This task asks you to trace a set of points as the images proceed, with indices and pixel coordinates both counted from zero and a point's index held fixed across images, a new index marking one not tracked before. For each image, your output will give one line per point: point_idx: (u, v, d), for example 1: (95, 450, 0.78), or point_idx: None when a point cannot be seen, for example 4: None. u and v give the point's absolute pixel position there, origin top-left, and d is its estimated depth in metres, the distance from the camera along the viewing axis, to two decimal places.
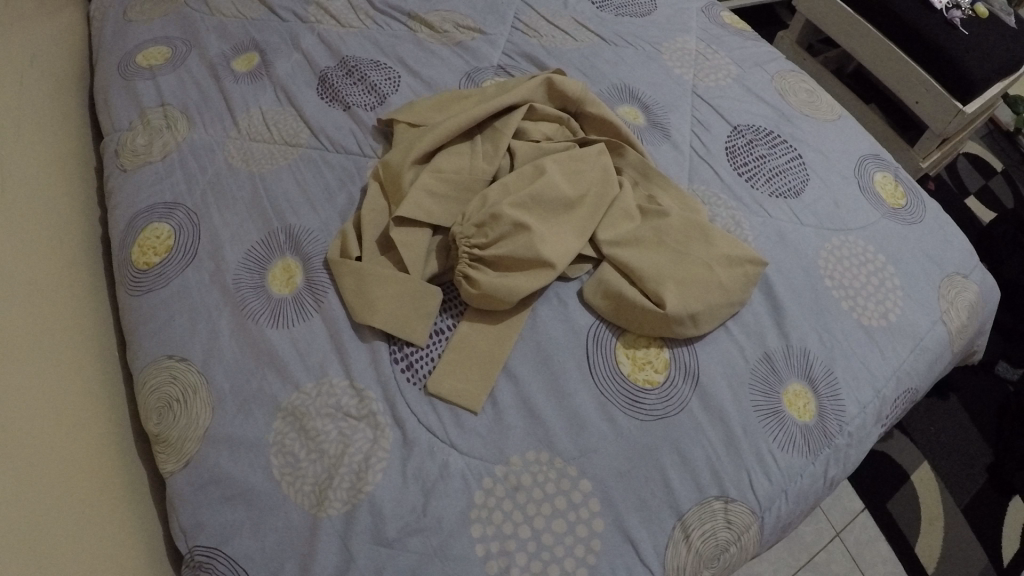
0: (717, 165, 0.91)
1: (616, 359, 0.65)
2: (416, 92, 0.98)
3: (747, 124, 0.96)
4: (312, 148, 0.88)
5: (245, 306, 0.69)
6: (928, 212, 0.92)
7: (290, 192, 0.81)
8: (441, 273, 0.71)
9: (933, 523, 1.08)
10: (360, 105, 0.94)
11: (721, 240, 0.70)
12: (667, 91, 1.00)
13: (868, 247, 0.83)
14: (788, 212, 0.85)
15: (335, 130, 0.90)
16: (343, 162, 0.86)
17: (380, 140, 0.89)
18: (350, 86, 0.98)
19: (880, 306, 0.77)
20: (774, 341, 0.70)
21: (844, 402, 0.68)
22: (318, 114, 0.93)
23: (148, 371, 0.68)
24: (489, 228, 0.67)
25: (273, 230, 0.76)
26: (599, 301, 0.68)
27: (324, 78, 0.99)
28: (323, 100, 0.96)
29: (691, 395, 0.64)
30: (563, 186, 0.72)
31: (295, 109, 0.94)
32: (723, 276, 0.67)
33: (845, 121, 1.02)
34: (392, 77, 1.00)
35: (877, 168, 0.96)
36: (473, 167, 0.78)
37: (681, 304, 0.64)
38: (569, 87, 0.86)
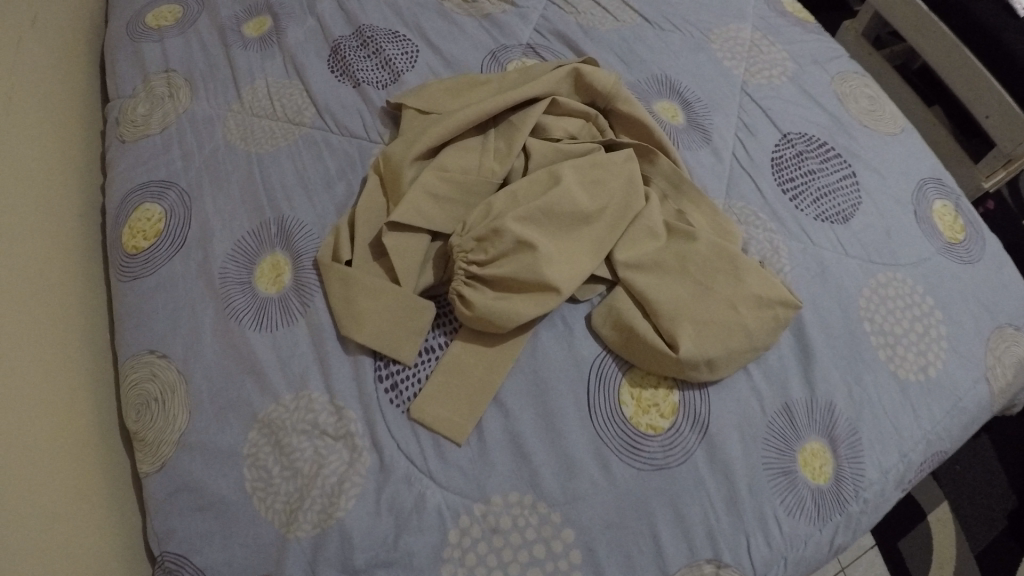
0: (759, 180, 0.81)
1: (620, 399, 0.60)
2: (434, 70, 0.89)
3: (798, 132, 0.86)
4: (315, 128, 0.81)
5: (229, 304, 0.66)
6: (988, 251, 0.82)
7: (287, 178, 0.75)
8: (436, 284, 0.66)
9: (944, 568, 1.02)
10: (372, 82, 0.86)
11: (751, 275, 0.62)
12: (711, 88, 0.90)
13: (917, 287, 0.74)
14: (831, 240, 0.76)
15: (341, 109, 0.82)
16: (346, 147, 0.79)
17: (389, 123, 0.81)
18: (363, 60, 0.89)
19: (920, 357, 0.69)
20: (797, 391, 0.63)
21: (865, 466, 0.62)
22: (324, 87, 0.85)
23: (130, 364, 0.66)
24: (490, 243, 0.61)
25: (265, 220, 0.72)
26: (608, 333, 0.62)
27: (337, 47, 0.91)
28: (333, 72, 0.88)
29: (697, 445, 0.59)
30: (580, 199, 0.65)
31: (302, 83, 0.86)
32: (748, 317, 0.60)
33: (908, 137, 0.91)
34: (410, 51, 0.91)
35: (937, 195, 0.85)
36: (483, 167, 0.71)
37: (696, 348, 0.58)
38: (600, 81, 0.77)
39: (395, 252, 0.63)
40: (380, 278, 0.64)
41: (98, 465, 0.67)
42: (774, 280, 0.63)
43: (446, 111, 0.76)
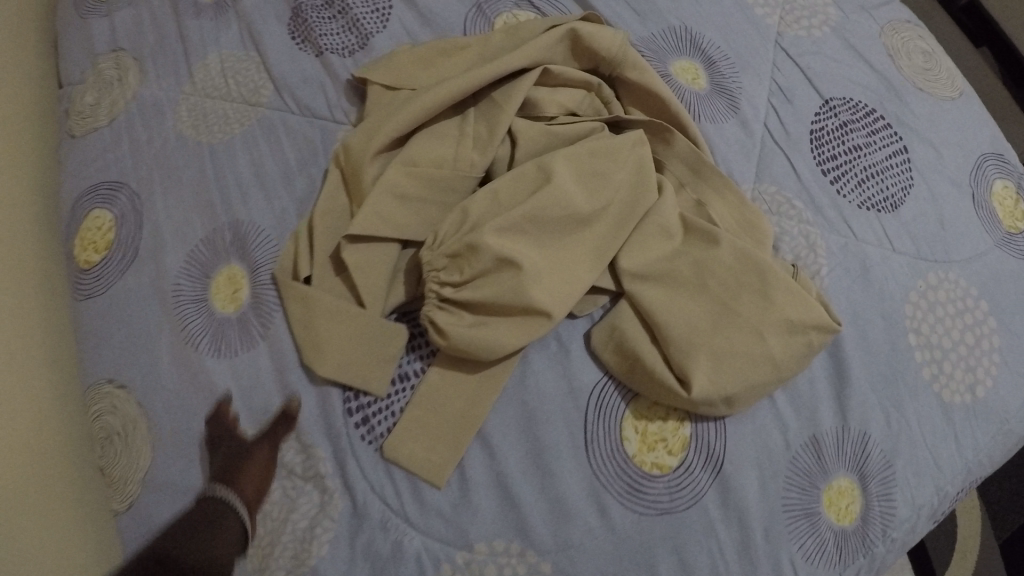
0: (795, 159, 0.68)
1: (623, 434, 0.52)
2: (411, 32, 0.69)
3: (841, 98, 0.73)
4: (274, 108, 0.66)
5: (188, 326, 0.60)
6: None
7: (243, 175, 0.64)
8: (409, 301, 0.57)
9: (965, 557, 0.94)
10: (339, 54, 0.68)
11: (781, 294, 0.53)
12: (742, 42, 0.74)
13: (971, 290, 0.64)
14: (877, 234, 0.65)
15: (301, 84, 0.67)
16: (306, 132, 0.65)
17: (358, 102, 0.66)
18: (327, 22, 0.69)
19: (968, 375, 0.61)
20: (826, 420, 0.56)
21: (895, 503, 0.56)
22: (282, 57, 0.68)
23: (92, 395, 0.62)
24: (465, 262, 0.51)
25: (219, 225, 0.63)
26: (609, 357, 0.53)
27: (297, 8, 0.70)
28: (294, 40, 0.69)
29: (709, 486, 0.52)
30: (576, 201, 0.54)
31: (258, 54, 0.69)
32: (774, 344, 0.52)
33: (969, 102, 0.76)
34: (381, 8, 0.69)
35: (998, 175, 0.72)
36: (459, 158, 0.58)
37: (711, 383, 0.50)
38: (603, 45, 0.63)
39: (359, 266, 0.55)
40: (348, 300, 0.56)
41: (78, 506, 0.62)
42: (811, 298, 0.54)
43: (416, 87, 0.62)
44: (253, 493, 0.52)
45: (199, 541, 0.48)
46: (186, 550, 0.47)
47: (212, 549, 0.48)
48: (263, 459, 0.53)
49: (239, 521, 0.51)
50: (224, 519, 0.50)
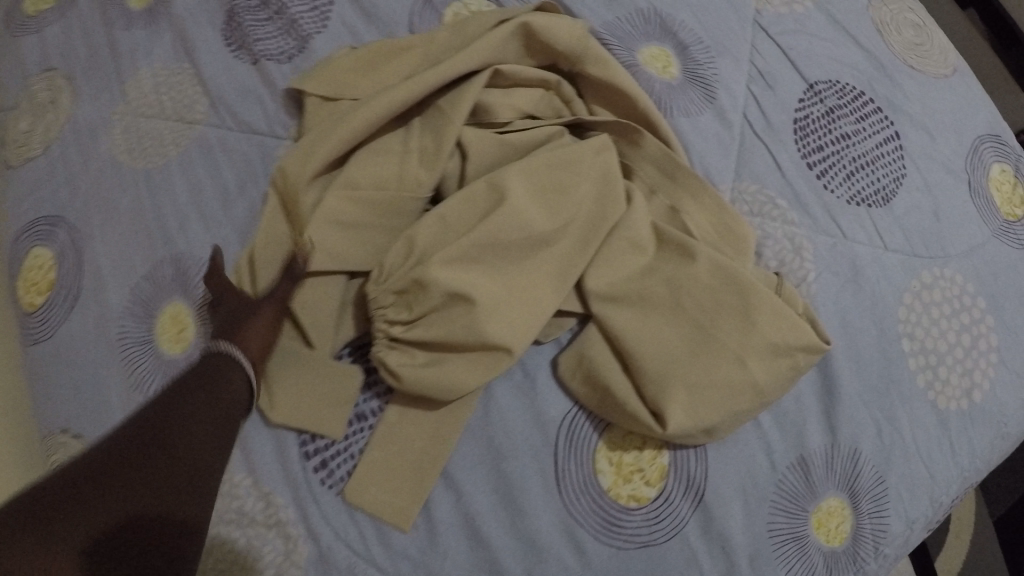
0: (778, 153, 0.61)
1: (596, 467, 0.49)
2: (353, 29, 0.61)
3: (827, 81, 0.64)
4: (211, 125, 0.61)
5: (138, 369, 0.58)
6: None
7: (182, 202, 0.59)
8: (362, 335, 0.54)
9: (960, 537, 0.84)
10: (276, 60, 0.61)
11: (761, 313, 0.49)
12: (715, 23, 0.65)
13: (967, 285, 0.60)
14: (868, 232, 0.60)
15: (237, 97, 0.61)
16: (245, 150, 0.59)
17: (298, 113, 0.59)
18: (263, 25, 0.63)
19: (964, 379, 0.58)
20: (814, 438, 0.53)
21: (888, 519, 0.54)
22: (218, 69, 0.62)
23: (47, 445, 0.60)
24: (413, 298, 0.48)
25: (160, 260, 0.59)
26: (578, 387, 0.50)
27: (232, 11, 0.65)
28: (229, 47, 0.63)
29: (690, 515, 0.50)
30: (532, 223, 0.50)
31: (192, 65, 0.64)
32: (754, 366, 0.48)
33: (963, 80, 0.70)
34: (321, 5, 0.62)
35: (994, 158, 0.67)
36: (405, 177, 0.54)
37: (687, 416, 0.48)
38: (559, 40, 0.57)
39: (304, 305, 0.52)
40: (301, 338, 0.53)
41: None
42: (797, 317, 0.50)
43: (355, 98, 0.56)
44: (258, 351, 0.50)
45: (195, 397, 0.46)
46: (203, 394, 0.46)
47: (217, 399, 0.46)
48: (268, 318, 0.50)
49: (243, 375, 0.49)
50: (226, 371, 0.48)
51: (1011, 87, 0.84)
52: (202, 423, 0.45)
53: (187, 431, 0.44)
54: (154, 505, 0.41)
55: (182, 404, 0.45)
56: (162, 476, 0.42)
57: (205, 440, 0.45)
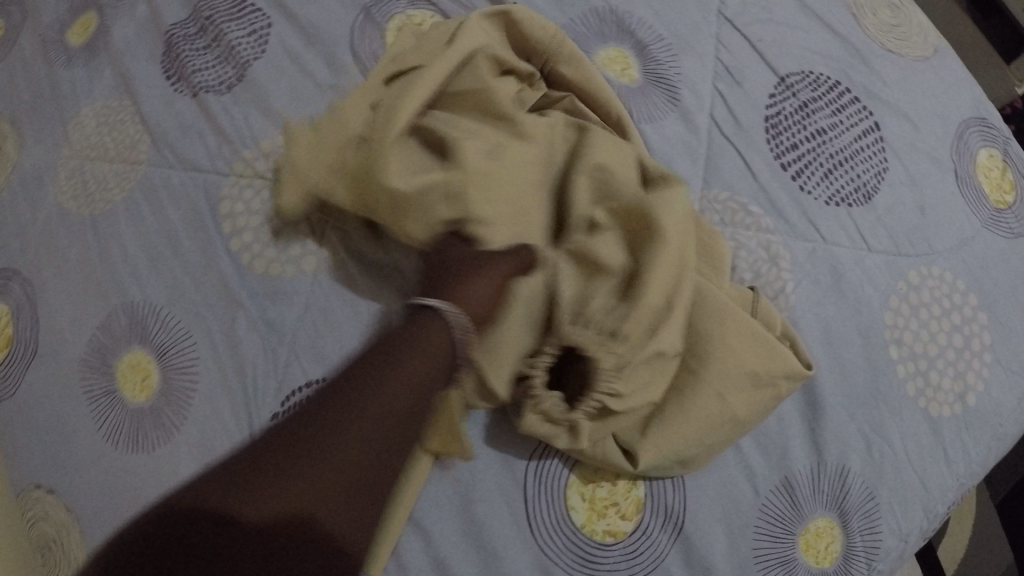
0: (749, 154, 0.55)
1: (568, 503, 0.48)
2: (292, 52, 0.57)
3: (798, 72, 0.58)
4: (154, 165, 0.58)
5: (106, 422, 0.56)
6: None
7: (132, 248, 0.58)
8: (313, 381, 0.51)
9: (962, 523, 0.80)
10: (215, 91, 0.58)
11: (736, 339, 0.47)
12: (673, 14, 0.59)
13: (959, 283, 0.56)
14: (849, 234, 0.54)
15: (179, 134, 0.58)
16: (188, 189, 0.57)
17: (237, 145, 0.56)
18: (201, 54, 0.60)
19: (956, 383, 0.55)
20: (798, 458, 0.50)
21: (880, 535, 0.52)
22: (159, 105, 0.60)
23: (22, 500, 0.59)
24: (617, 354, 0.46)
25: (114, 308, 0.57)
26: (564, 443, 0.47)
27: (170, 40, 0.62)
28: (169, 79, 0.61)
29: (670, 547, 0.48)
30: (601, 256, 0.48)
31: (133, 102, 0.61)
32: (728, 392, 0.47)
33: (945, 61, 0.63)
34: (259, 29, 0.59)
35: (981, 143, 0.60)
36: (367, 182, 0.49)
37: (658, 452, 0.47)
38: (539, 31, 0.54)
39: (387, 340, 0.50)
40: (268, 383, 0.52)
41: None
42: (775, 341, 0.48)
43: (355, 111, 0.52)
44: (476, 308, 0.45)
45: (375, 388, 0.39)
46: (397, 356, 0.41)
47: (399, 377, 0.40)
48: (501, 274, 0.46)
49: (453, 333, 0.43)
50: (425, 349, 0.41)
51: (994, 60, 0.79)
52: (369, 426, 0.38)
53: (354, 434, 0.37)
54: (318, 509, 0.35)
55: (373, 370, 0.40)
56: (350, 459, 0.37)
57: (385, 437, 0.38)
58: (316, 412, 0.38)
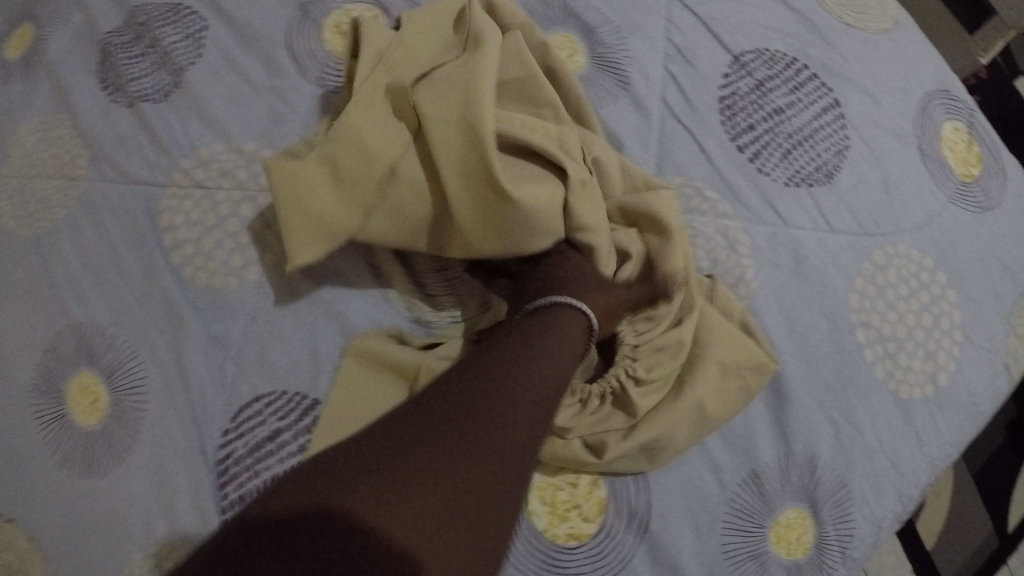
0: (704, 138, 0.53)
1: (528, 508, 0.46)
2: (228, 55, 0.55)
3: (753, 51, 0.56)
4: (95, 179, 0.56)
5: (62, 446, 0.52)
6: (1010, 188, 0.59)
7: (75, 266, 0.55)
8: (257, 399, 0.50)
9: (942, 494, 0.80)
10: (152, 100, 0.56)
11: (709, 332, 0.48)
12: None
13: (927, 260, 0.54)
14: (810, 215, 0.53)
15: (118, 147, 0.56)
16: (129, 203, 0.55)
17: (174, 154, 0.54)
18: (137, 62, 0.58)
19: (927, 363, 0.53)
20: (764, 449, 0.49)
21: (854, 523, 0.50)
22: (95, 118, 0.58)
23: None
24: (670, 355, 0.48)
25: (56, 328, 0.54)
26: (562, 420, 0.47)
27: (106, 49, 0.60)
28: (106, 90, 0.59)
29: (636, 547, 0.47)
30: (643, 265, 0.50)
31: (70, 114, 0.59)
32: (709, 375, 0.47)
33: (906, 33, 0.61)
34: (194, 32, 0.57)
35: (944, 115, 0.59)
36: (381, 202, 0.48)
37: (624, 442, 0.46)
38: (509, 14, 0.52)
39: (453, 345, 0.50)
40: (220, 400, 0.51)
41: None
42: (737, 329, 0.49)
43: (402, 118, 0.48)
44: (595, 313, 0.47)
45: (494, 400, 0.39)
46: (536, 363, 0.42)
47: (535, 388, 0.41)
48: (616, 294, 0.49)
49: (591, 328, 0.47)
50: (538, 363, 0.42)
51: (956, 30, 0.78)
52: (486, 441, 0.38)
53: (474, 448, 0.37)
54: (437, 512, 0.35)
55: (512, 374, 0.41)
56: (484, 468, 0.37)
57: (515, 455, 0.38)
58: (450, 417, 0.38)
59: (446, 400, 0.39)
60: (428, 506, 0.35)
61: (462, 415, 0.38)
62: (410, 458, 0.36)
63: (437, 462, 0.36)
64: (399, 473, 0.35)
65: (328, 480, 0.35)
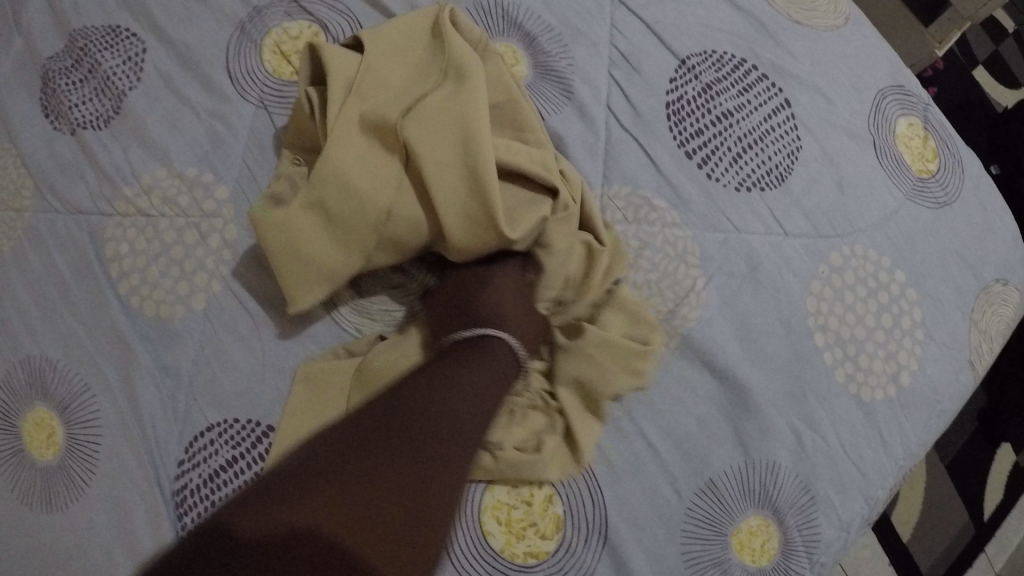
0: (652, 145, 0.53)
1: (484, 528, 0.46)
2: (169, 78, 0.54)
3: (701, 54, 0.55)
4: (39, 209, 0.55)
5: (18, 483, 0.52)
6: (966, 181, 0.59)
7: (20, 299, 0.54)
8: (212, 425, 0.49)
9: (915, 488, 0.80)
10: (93, 127, 0.55)
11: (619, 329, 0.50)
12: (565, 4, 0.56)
13: (883, 259, 0.54)
14: (763, 220, 0.52)
15: (61, 175, 0.55)
16: (74, 232, 0.54)
17: (117, 182, 0.53)
18: (77, 88, 0.57)
19: (887, 364, 0.52)
20: (723, 458, 0.49)
21: (820, 528, 0.50)
22: (38, 146, 0.57)
23: None
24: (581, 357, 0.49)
25: (6, 363, 0.53)
26: (496, 435, 0.48)
27: (46, 76, 0.59)
28: (47, 117, 0.57)
29: (596, 561, 0.46)
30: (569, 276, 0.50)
31: (11, 142, 0.58)
32: (615, 370, 0.48)
33: (857, 29, 0.60)
34: (134, 55, 0.56)
35: (897, 111, 0.58)
36: (379, 244, 0.47)
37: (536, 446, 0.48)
38: (469, 29, 0.50)
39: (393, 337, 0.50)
40: (173, 430, 0.50)
41: None
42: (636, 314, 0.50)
43: (387, 155, 0.47)
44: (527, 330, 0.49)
45: (435, 408, 0.40)
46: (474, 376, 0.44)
47: (476, 396, 0.43)
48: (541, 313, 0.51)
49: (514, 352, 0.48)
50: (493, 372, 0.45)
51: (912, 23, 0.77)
52: (433, 442, 0.39)
53: (419, 449, 0.38)
54: (377, 518, 0.36)
55: (452, 384, 0.42)
56: (421, 472, 0.38)
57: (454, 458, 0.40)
58: (392, 425, 0.39)
59: (388, 411, 0.40)
60: (375, 509, 0.36)
61: (408, 421, 0.39)
62: (355, 464, 0.37)
63: (377, 469, 0.37)
64: (363, 482, 0.36)
65: (287, 492, 0.35)
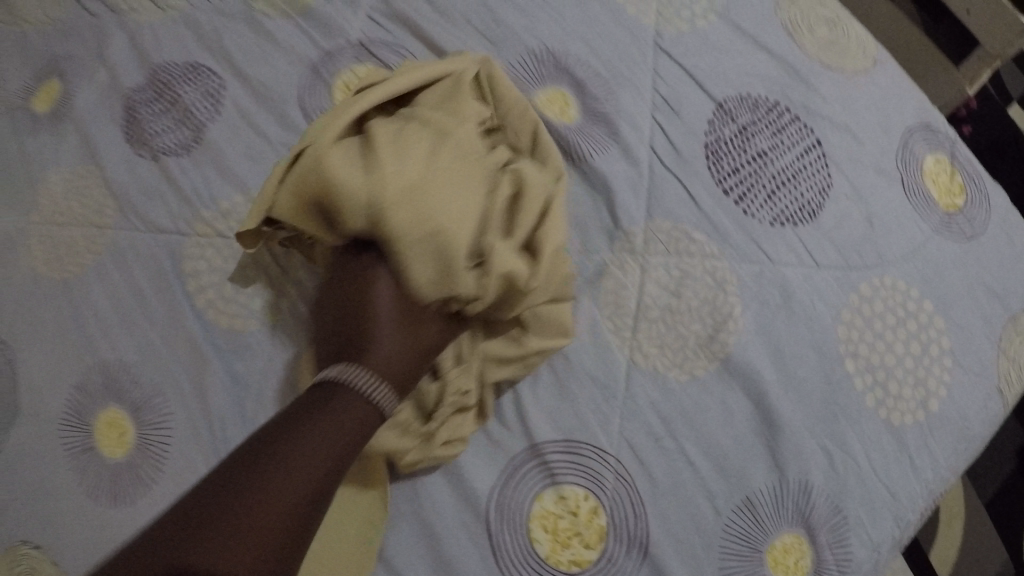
0: (691, 182, 0.56)
1: (531, 536, 0.49)
2: (244, 112, 0.59)
3: (737, 97, 0.59)
4: (121, 227, 0.60)
5: (92, 479, 0.56)
6: (993, 218, 0.61)
7: (101, 309, 0.59)
8: None
9: (952, 524, 0.82)
10: (174, 155, 0.60)
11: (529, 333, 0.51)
12: (609, 49, 0.60)
13: (913, 291, 0.56)
14: (797, 252, 0.55)
15: (143, 197, 0.60)
16: (154, 250, 0.58)
17: (196, 206, 0.58)
18: (160, 118, 0.62)
19: (917, 391, 0.54)
20: (758, 477, 0.51)
21: (852, 549, 0.52)
22: (122, 170, 0.62)
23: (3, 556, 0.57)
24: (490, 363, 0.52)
25: (87, 368, 0.58)
26: (412, 456, 0.50)
27: (130, 105, 0.64)
28: (131, 144, 0.63)
29: (636, 571, 0.49)
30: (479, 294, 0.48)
31: (97, 166, 0.63)
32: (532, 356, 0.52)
33: (885, 73, 0.64)
34: (213, 90, 0.61)
35: (925, 150, 0.61)
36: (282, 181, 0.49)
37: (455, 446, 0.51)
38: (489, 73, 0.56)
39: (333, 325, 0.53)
40: (241, 435, 0.54)
41: None
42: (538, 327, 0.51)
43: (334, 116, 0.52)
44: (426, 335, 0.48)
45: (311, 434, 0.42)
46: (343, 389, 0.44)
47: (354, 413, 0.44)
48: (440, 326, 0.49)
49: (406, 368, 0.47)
50: (341, 416, 0.42)
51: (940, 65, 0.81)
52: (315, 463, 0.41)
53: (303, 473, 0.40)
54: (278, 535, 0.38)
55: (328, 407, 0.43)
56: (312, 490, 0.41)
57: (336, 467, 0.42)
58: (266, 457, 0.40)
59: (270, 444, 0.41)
60: (273, 530, 0.38)
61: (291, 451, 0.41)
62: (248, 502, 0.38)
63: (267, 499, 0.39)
64: (260, 517, 0.38)
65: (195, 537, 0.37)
